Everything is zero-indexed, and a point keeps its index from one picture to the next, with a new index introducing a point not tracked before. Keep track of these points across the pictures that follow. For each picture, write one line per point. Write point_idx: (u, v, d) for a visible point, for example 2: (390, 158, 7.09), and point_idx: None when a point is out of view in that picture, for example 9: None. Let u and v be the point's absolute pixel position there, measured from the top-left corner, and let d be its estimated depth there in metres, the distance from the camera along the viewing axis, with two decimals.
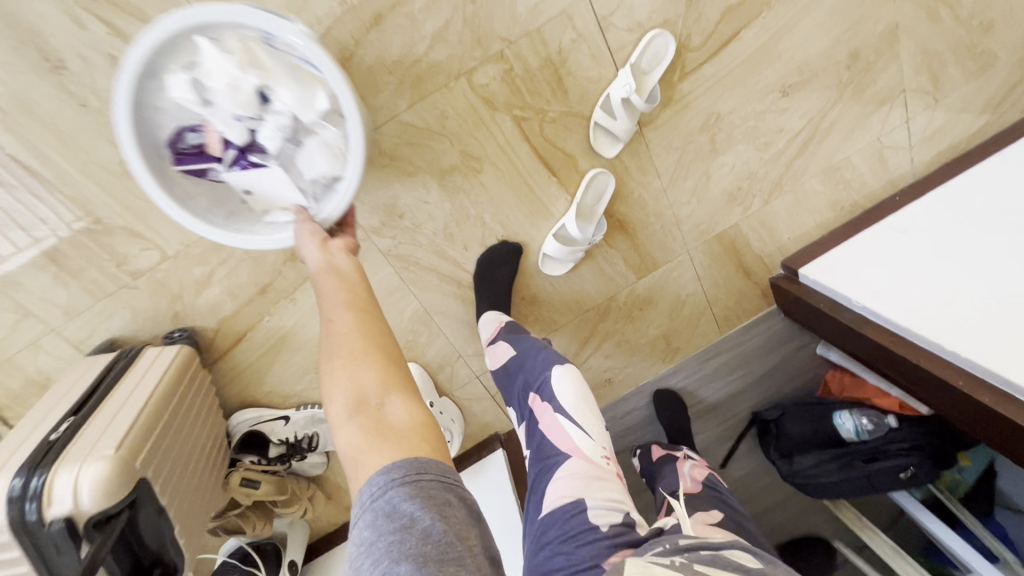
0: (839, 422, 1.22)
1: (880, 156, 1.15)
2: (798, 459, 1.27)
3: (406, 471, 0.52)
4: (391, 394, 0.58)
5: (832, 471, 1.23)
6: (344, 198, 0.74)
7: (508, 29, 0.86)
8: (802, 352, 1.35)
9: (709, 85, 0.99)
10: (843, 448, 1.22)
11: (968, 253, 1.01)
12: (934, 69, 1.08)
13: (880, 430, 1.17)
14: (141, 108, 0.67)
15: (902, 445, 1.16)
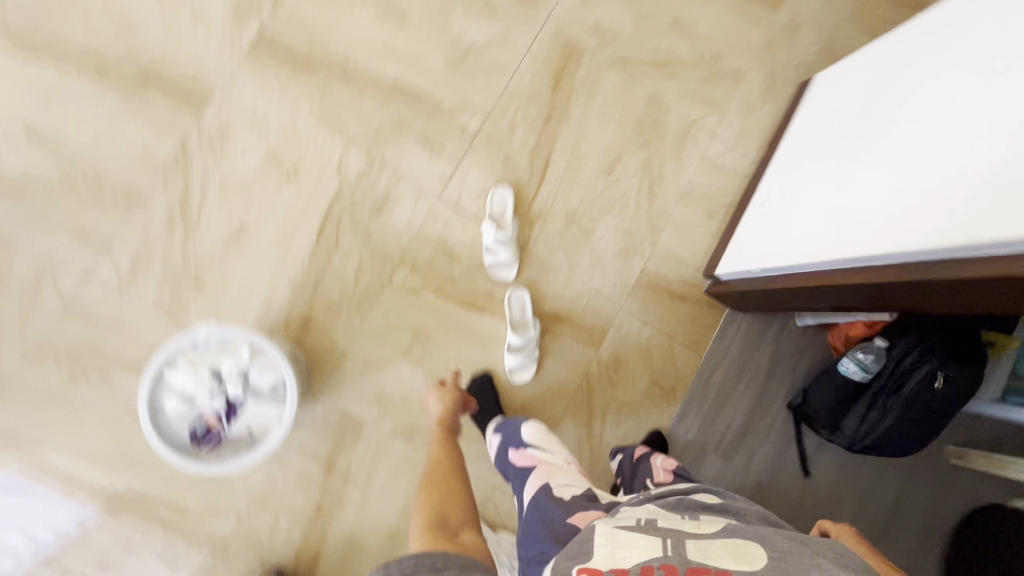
0: (846, 370, 1.24)
1: (715, 165, 1.41)
2: (846, 425, 1.27)
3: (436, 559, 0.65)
4: (464, 531, 0.80)
5: (879, 417, 1.23)
6: (294, 385, 0.92)
7: (399, 243, 1.25)
8: (788, 331, 1.42)
9: (552, 198, 1.32)
10: (869, 389, 1.23)
11: (803, 181, 1.16)
12: (704, 98, 1.42)
13: (882, 355, 1.21)
14: (162, 433, 0.90)
15: (911, 356, 1.18)
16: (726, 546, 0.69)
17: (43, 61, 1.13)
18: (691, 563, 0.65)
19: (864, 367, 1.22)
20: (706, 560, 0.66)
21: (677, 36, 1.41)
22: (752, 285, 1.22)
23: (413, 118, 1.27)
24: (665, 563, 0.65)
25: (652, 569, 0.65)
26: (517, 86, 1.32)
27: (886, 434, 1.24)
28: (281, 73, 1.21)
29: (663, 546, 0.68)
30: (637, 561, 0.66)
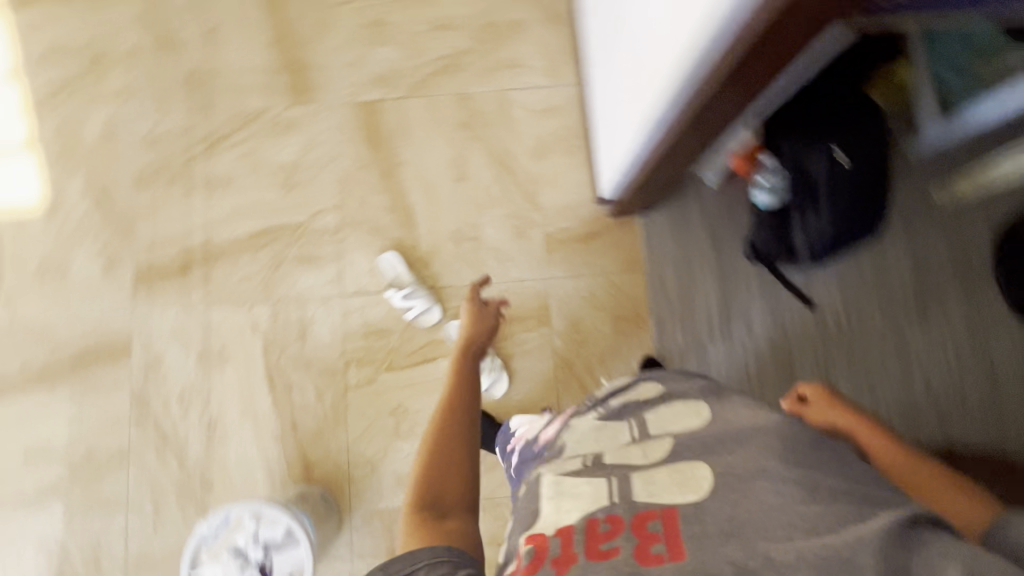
0: (763, 201, 1.20)
1: (548, 110, 1.44)
2: (800, 244, 1.25)
3: (422, 557, 0.68)
4: (455, 512, 0.79)
5: (815, 216, 1.20)
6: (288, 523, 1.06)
7: (335, 352, 1.35)
8: (705, 198, 1.40)
9: (431, 232, 1.40)
10: (789, 199, 1.20)
11: (605, 81, 1.21)
12: (502, 64, 1.46)
13: (784, 157, 1.18)
14: None
15: (804, 148, 1.16)
16: (673, 477, 0.75)
17: (2, 398, 1.33)
18: (639, 512, 0.69)
19: (772, 183, 1.19)
20: (655, 499, 0.72)
21: (445, 33, 1.47)
22: (637, 167, 1.16)
23: (284, 251, 1.39)
24: (609, 514, 0.70)
25: (597, 524, 0.69)
26: (347, 168, 1.43)
27: (837, 228, 1.22)
28: (167, 287, 1.37)
29: (612, 491, 0.74)
30: (582, 517, 0.71)
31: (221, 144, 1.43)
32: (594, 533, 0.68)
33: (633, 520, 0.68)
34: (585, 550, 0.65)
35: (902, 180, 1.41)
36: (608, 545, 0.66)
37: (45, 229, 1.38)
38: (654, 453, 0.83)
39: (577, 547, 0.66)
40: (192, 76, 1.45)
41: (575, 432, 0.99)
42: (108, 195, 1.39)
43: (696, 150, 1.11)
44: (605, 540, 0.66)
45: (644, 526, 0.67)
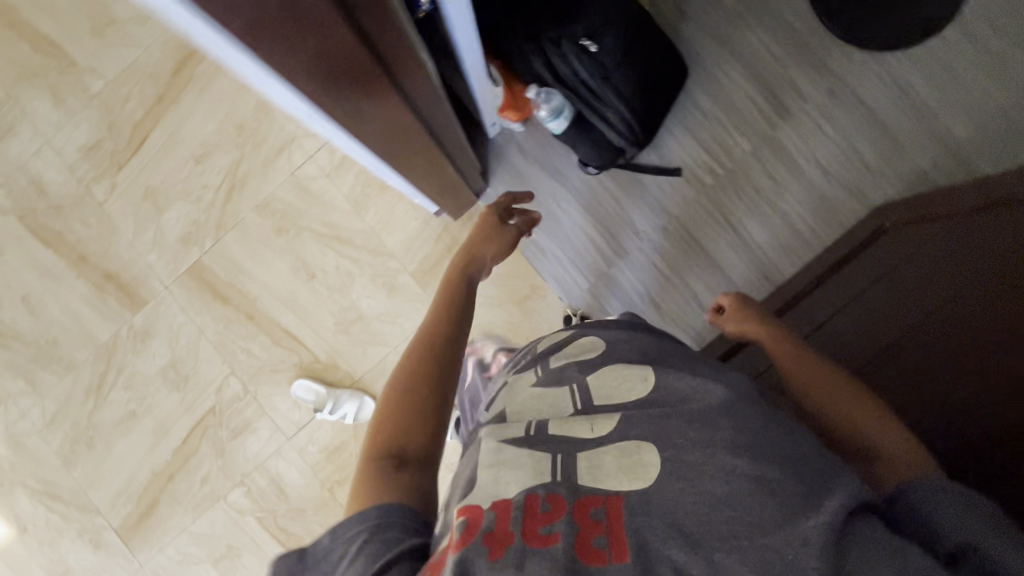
0: (559, 128, 1.16)
1: (340, 164, 1.39)
2: (620, 138, 1.19)
3: (369, 517, 0.55)
4: (420, 462, 0.64)
5: (604, 103, 1.13)
6: None
7: (315, 488, 1.39)
8: (523, 143, 1.34)
9: (320, 338, 1.40)
10: (577, 106, 1.15)
11: None
12: (275, 152, 1.41)
13: (538, 66, 1.08)
14: None
15: (547, 49, 1.06)
16: (620, 458, 0.58)
17: None
18: (581, 495, 0.54)
19: (554, 107, 1.14)
20: (600, 483, 0.56)
21: (210, 160, 1.43)
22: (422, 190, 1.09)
23: (217, 436, 1.42)
24: (552, 492, 0.54)
25: (537, 501, 0.53)
26: (215, 333, 1.42)
27: (639, 104, 1.15)
28: (151, 528, 1.42)
29: (552, 466, 0.57)
30: (521, 491, 0.54)
31: (104, 386, 1.45)
32: (534, 513, 0.51)
33: (574, 505, 0.53)
34: (523, 532, 0.49)
35: (685, 1, 1.33)
36: (548, 529, 0.50)
37: (27, 549, 1.44)
38: (602, 427, 0.63)
39: (515, 525, 0.50)
40: (40, 347, 1.46)
41: (513, 394, 0.75)
42: (54, 489, 1.45)
43: (452, 147, 1.02)
44: (546, 523, 0.51)
45: (586, 514, 0.52)
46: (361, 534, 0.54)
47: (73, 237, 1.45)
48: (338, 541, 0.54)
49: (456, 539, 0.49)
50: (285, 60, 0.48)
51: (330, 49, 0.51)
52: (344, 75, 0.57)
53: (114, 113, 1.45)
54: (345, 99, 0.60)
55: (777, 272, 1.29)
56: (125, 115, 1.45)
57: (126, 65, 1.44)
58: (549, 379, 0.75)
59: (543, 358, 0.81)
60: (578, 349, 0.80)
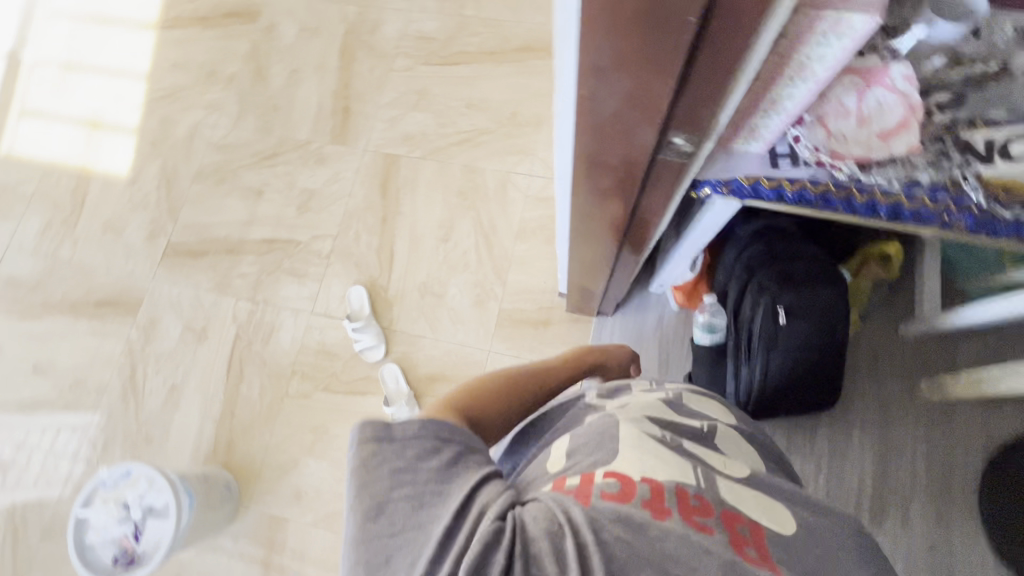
0: (698, 339, 1.20)
1: (539, 199, 1.55)
2: (728, 392, 1.18)
3: (458, 434, 0.58)
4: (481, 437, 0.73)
5: (741, 368, 1.15)
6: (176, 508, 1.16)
7: (289, 358, 1.50)
8: (666, 319, 1.39)
9: (404, 278, 1.53)
10: (728, 339, 1.17)
11: None
12: (514, 149, 1.60)
13: (731, 293, 1.15)
14: (88, 551, 1.15)
15: (748, 291, 1.11)
16: (758, 500, 0.64)
17: (38, 314, 1.62)
18: (728, 507, 0.59)
19: (712, 324, 1.17)
20: (739, 506, 0.61)
21: (475, 112, 1.65)
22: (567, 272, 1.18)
23: (281, 261, 1.59)
24: (700, 493, 0.59)
25: (687, 497, 0.57)
26: (355, 205, 1.61)
27: (772, 390, 1.13)
28: (185, 264, 1.62)
29: (696, 476, 0.62)
30: (671, 481, 0.59)
31: (267, 161, 1.69)
32: (686, 503, 0.56)
33: (722, 515, 0.57)
34: (679, 511, 0.55)
35: (886, 362, 1.30)
36: (702, 519, 0.55)
37: (119, 194, 1.71)
38: (734, 468, 0.68)
39: (668, 504, 0.55)
40: (266, 103, 1.75)
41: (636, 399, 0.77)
42: (173, 181, 1.70)
43: (615, 278, 1.09)
44: (700, 514, 0.56)
45: (733, 524, 0.57)
46: (454, 447, 0.56)
47: (356, 70, 1.74)
48: (428, 434, 0.56)
49: (610, 491, 0.55)
50: (586, 151, 0.58)
51: (613, 171, 0.60)
52: (604, 189, 0.66)
53: (459, 34, 1.74)
54: (588, 198, 0.70)
55: None
56: (463, 41, 1.73)
57: (497, 19, 1.73)
58: (677, 407, 0.78)
59: (674, 389, 0.83)
60: (705, 403, 0.83)
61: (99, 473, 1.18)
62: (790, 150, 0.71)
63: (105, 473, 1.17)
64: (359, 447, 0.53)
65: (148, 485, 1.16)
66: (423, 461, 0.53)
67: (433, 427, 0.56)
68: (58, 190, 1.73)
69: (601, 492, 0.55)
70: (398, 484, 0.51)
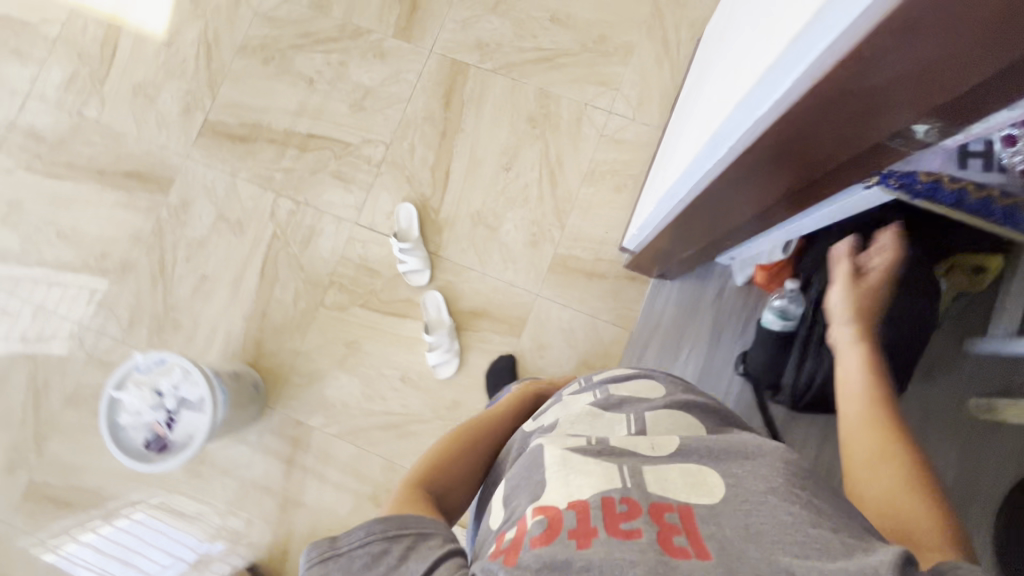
0: (766, 322, 1.14)
1: (615, 141, 1.42)
2: (788, 381, 1.14)
3: (407, 525, 0.58)
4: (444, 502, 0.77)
5: (806, 359, 1.10)
6: (213, 402, 1.13)
7: (327, 267, 1.43)
8: (725, 294, 1.32)
9: (457, 203, 1.43)
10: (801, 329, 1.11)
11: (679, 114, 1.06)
12: (595, 78, 1.44)
13: (817, 282, 1.07)
14: (118, 432, 1.14)
15: (838, 284, 1.04)
16: (686, 475, 0.56)
17: (61, 175, 1.51)
18: (654, 498, 0.52)
19: (786, 312, 1.12)
20: (666, 492, 0.54)
21: (559, 29, 1.47)
22: (646, 234, 1.13)
23: (327, 162, 1.47)
24: (626, 496, 0.52)
25: (613, 503, 0.51)
26: (413, 112, 1.47)
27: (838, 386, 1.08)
28: (223, 149, 1.50)
29: (622, 474, 0.55)
30: (595, 491, 0.53)
31: (320, 46, 1.52)
32: (611, 512, 0.50)
33: (649, 509, 0.51)
34: (603, 526, 0.49)
35: (938, 378, 1.28)
36: (629, 526, 0.49)
37: (153, 55, 1.54)
38: (664, 447, 0.60)
39: (596, 523, 0.49)
40: None
41: (566, 410, 0.72)
42: (213, 50, 1.53)
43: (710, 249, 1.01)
44: (627, 520, 0.49)
45: (661, 516, 0.50)
46: (406, 541, 0.57)
47: None
48: (376, 537, 0.57)
49: (536, 535, 0.50)
50: (801, 117, 0.48)
51: (820, 142, 0.51)
52: (792, 158, 0.56)
53: None
54: (759, 161, 0.60)
55: None
56: None
57: None
58: (606, 407, 0.70)
59: (602, 384, 0.75)
60: (644, 387, 0.73)
61: (132, 358, 1.14)
62: (986, 150, 0.61)
63: (136, 360, 1.14)
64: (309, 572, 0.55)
65: (185, 376, 1.14)
66: (374, 560, 0.55)
67: (386, 522, 0.58)
68: (85, 38, 1.55)
69: (526, 537, 0.50)
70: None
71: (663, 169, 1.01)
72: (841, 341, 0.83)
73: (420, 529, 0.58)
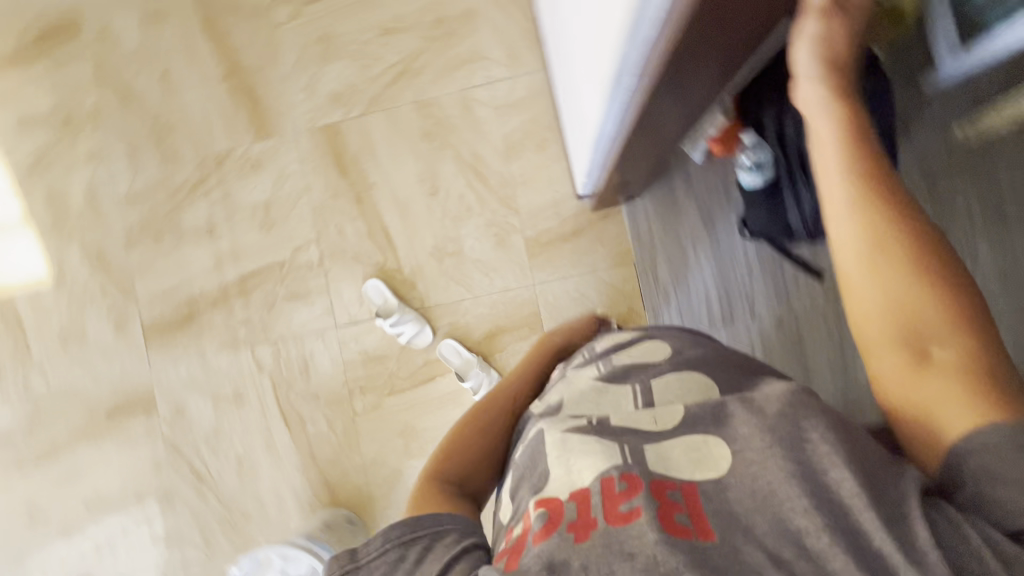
0: (746, 184, 1.13)
1: (511, 106, 1.37)
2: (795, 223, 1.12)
3: (424, 523, 0.57)
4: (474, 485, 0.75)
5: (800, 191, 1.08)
6: None
7: (339, 380, 1.39)
8: (694, 178, 1.28)
9: (413, 251, 1.39)
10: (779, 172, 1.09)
11: (560, 43, 1.00)
12: (458, 61, 1.38)
13: (767, 121, 1.04)
14: None
15: (788, 110, 1.01)
16: (689, 450, 0.53)
17: (52, 457, 1.45)
18: (654, 475, 0.50)
19: (762, 163, 1.09)
20: (670, 470, 0.52)
21: (396, 38, 1.40)
22: (600, 175, 1.11)
23: (275, 291, 1.42)
24: (626, 472, 0.50)
25: (612, 484, 0.49)
26: (320, 197, 1.41)
27: None
28: (177, 340, 1.43)
29: (623, 453, 0.53)
30: (594, 475, 0.51)
31: (197, 193, 1.44)
32: (610, 495, 0.48)
33: (650, 486, 0.49)
34: (603, 514, 0.47)
35: (916, 122, 1.26)
36: (628, 506, 0.47)
37: (56, 299, 1.46)
38: (665, 421, 0.58)
39: (595, 511, 0.48)
40: (155, 127, 1.45)
41: (568, 386, 0.70)
42: (104, 259, 1.45)
43: (661, 145, 0.99)
44: (626, 500, 0.47)
45: (662, 492, 0.48)
46: (423, 541, 0.55)
47: (237, 43, 1.43)
48: (393, 543, 0.55)
49: (537, 528, 0.48)
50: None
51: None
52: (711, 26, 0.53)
53: None
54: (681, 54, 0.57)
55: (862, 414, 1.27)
56: None
57: None
58: (611, 377, 0.67)
59: (606, 355, 0.73)
60: (649, 347, 0.70)
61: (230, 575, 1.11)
62: None
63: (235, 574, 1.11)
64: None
65: None
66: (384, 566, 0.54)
67: (398, 528, 0.56)
68: None
69: (530, 533, 0.49)
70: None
71: (580, 106, 0.96)
72: (811, 107, 0.61)
73: (432, 529, 0.57)
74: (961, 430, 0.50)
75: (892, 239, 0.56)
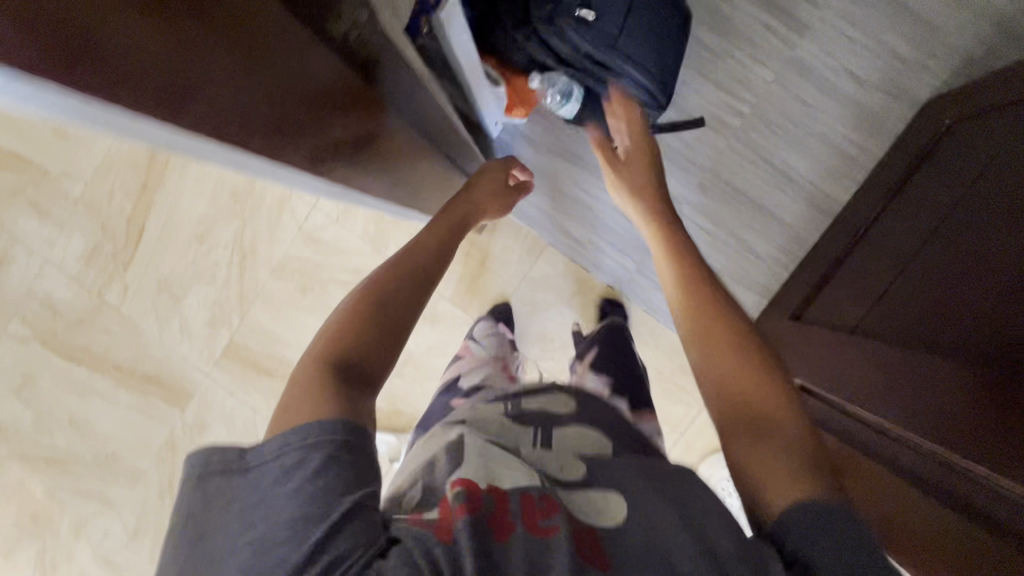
0: (568, 111, 1.09)
1: (345, 208, 1.34)
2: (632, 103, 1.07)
3: (320, 430, 0.48)
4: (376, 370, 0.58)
5: (616, 75, 1.03)
6: None
7: None
8: (533, 137, 1.26)
9: None
10: (583, 80, 1.05)
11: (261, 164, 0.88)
12: (275, 211, 1.36)
13: (538, 53, 1.01)
14: None
15: (543, 29, 0.97)
16: (589, 497, 0.55)
17: None
18: (569, 505, 0.53)
19: (567, 88, 1.06)
20: (580, 511, 0.53)
21: (214, 236, 1.37)
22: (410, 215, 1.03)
23: None
24: (546, 494, 0.53)
25: (532, 500, 0.52)
26: (267, 408, 1.38)
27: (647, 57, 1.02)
28: None
29: (541, 476, 0.57)
30: (515, 486, 0.53)
31: (175, 489, 1.41)
32: (531, 509, 0.51)
33: (565, 510, 0.52)
34: (524, 522, 0.49)
35: None
36: (547, 522, 0.49)
37: None
38: (571, 470, 0.61)
39: (513, 516, 0.49)
40: (98, 467, 1.42)
41: (472, 416, 0.74)
42: None
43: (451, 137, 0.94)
44: (544, 516, 0.50)
45: (578, 520, 0.51)
46: (319, 450, 0.47)
47: (100, 348, 1.41)
48: (287, 451, 0.48)
49: (457, 505, 0.49)
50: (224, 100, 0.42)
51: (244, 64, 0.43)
52: (288, 87, 0.49)
53: (103, 213, 1.39)
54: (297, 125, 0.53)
55: (831, 201, 1.21)
56: (115, 213, 1.39)
57: (102, 161, 1.38)
58: (516, 418, 0.72)
59: (513, 402, 0.78)
60: (549, 398, 0.79)
61: None
62: None
63: None
64: (213, 484, 0.48)
65: None
66: (272, 489, 0.46)
67: (300, 435, 0.48)
68: None
69: (448, 510, 0.50)
70: (246, 526, 0.45)
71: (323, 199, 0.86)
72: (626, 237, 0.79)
73: (336, 454, 0.47)
74: (779, 499, 0.49)
75: (708, 317, 0.65)
